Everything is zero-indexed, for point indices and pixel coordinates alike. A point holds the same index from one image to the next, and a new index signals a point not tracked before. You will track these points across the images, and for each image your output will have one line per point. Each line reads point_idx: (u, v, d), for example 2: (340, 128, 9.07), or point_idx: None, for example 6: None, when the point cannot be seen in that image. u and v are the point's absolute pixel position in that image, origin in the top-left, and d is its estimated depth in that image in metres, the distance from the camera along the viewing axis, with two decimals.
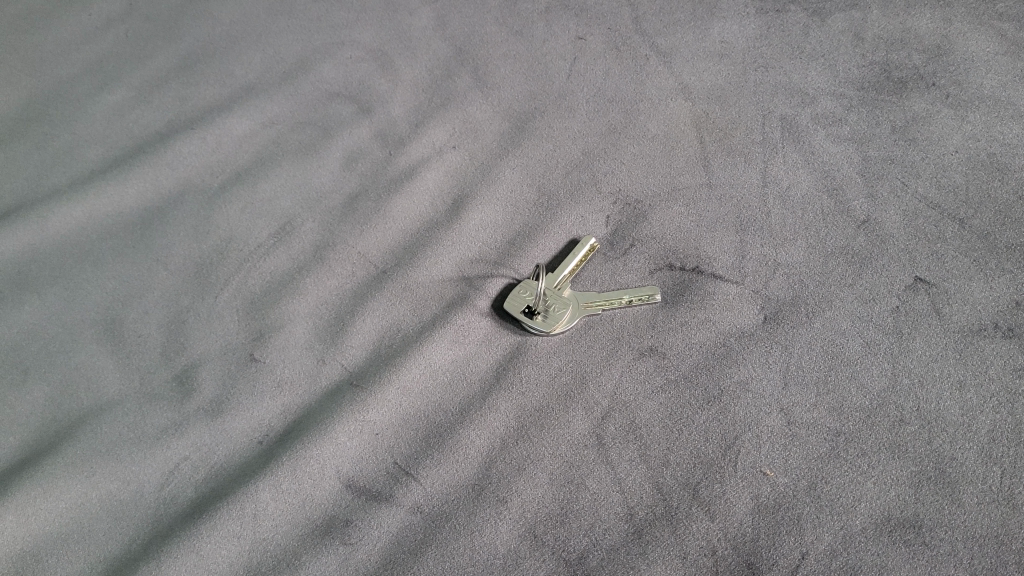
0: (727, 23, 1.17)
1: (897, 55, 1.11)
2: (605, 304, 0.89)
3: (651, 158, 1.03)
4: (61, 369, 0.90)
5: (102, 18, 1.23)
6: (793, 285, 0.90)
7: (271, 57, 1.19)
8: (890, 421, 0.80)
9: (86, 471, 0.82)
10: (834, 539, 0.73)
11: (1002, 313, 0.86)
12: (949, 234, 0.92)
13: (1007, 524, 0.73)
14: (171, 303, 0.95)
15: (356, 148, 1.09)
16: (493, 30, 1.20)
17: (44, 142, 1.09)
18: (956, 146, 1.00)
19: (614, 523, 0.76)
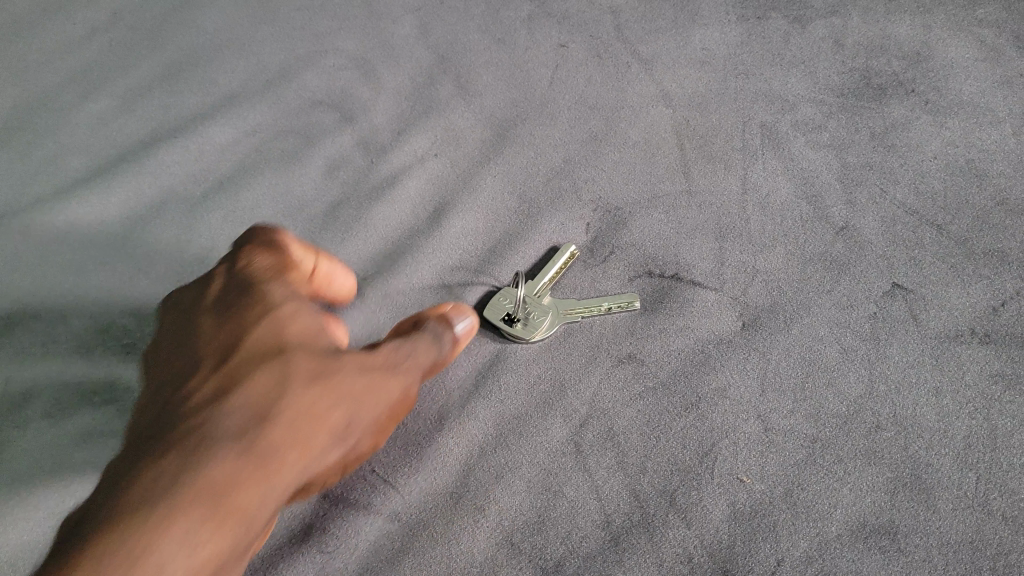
0: (708, 30, 1.17)
1: (876, 62, 1.11)
2: (592, 313, 0.90)
3: (632, 165, 1.03)
4: (39, 379, 0.90)
5: (86, 26, 1.23)
6: (772, 292, 0.90)
7: (254, 66, 1.19)
8: (866, 428, 0.80)
9: (65, 482, 0.83)
10: (810, 546, 0.73)
11: (979, 320, 0.87)
12: (927, 240, 0.93)
13: (981, 530, 0.74)
14: (151, 313, 0.96)
15: (339, 156, 1.09)
16: (476, 38, 1.20)
17: (28, 151, 1.09)
18: (934, 153, 1.01)
19: (591, 530, 0.76)
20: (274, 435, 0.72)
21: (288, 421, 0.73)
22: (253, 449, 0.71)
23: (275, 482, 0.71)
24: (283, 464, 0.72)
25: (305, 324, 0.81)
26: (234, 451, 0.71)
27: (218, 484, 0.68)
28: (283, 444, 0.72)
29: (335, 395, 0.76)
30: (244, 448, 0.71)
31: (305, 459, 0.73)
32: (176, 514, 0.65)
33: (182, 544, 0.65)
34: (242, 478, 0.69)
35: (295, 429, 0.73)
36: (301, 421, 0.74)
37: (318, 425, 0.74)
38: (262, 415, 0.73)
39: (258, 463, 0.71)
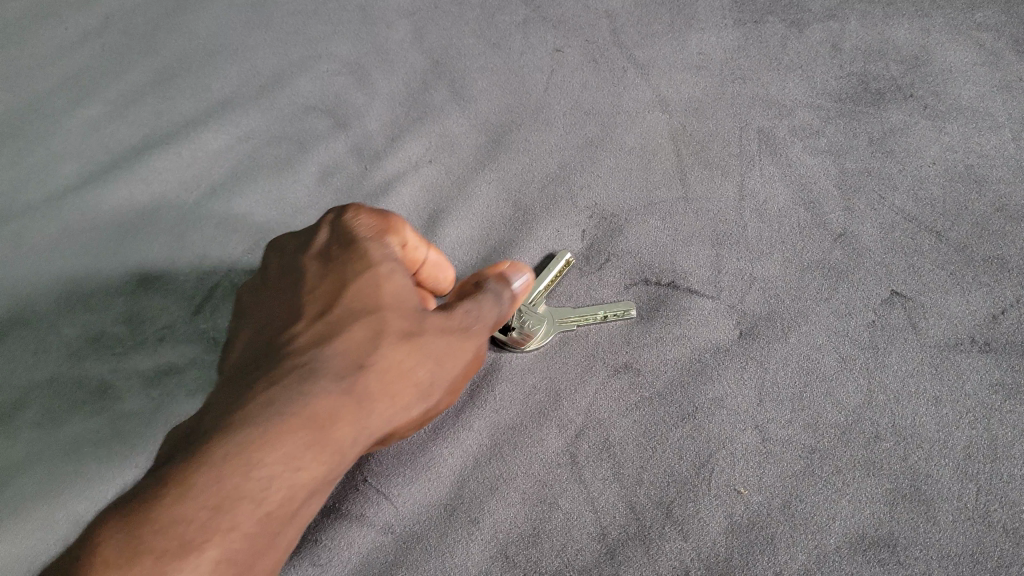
0: (705, 35, 1.16)
1: (874, 66, 1.10)
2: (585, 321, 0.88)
3: (628, 171, 1.02)
4: (30, 390, 0.89)
5: (78, 30, 1.22)
6: (769, 300, 0.89)
7: (247, 71, 1.18)
8: (865, 438, 0.79)
9: (56, 492, 0.82)
10: (808, 559, 0.73)
11: (979, 328, 0.86)
12: (926, 247, 0.92)
13: (982, 543, 0.73)
14: (143, 321, 0.95)
15: (332, 162, 1.08)
16: (471, 42, 1.19)
17: (19, 158, 1.08)
18: (933, 158, 1.00)
19: (587, 543, 0.75)
20: (372, 381, 0.68)
21: (385, 364, 0.69)
22: (353, 383, 0.67)
23: (371, 426, 0.68)
24: (380, 408, 0.68)
25: (401, 280, 0.76)
26: (334, 384, 0.67)
27: (315, 419, 0.65)
28: (381, 391, 0.69)
29: (430, 357, 0.72)
30: (343, 382, 0.67)
31: (396, 412, 0.70)
32: (275, 440, 0.63)
33: (280, 474, 0.62)
34: (342, 416, 0.66)
35: (396, 375, 0.70)
36: (401, 371, 0.70)
37: (411, 375, 0.70)
38: (360, 351, 0.69)
39: (357, 403, 0.67)
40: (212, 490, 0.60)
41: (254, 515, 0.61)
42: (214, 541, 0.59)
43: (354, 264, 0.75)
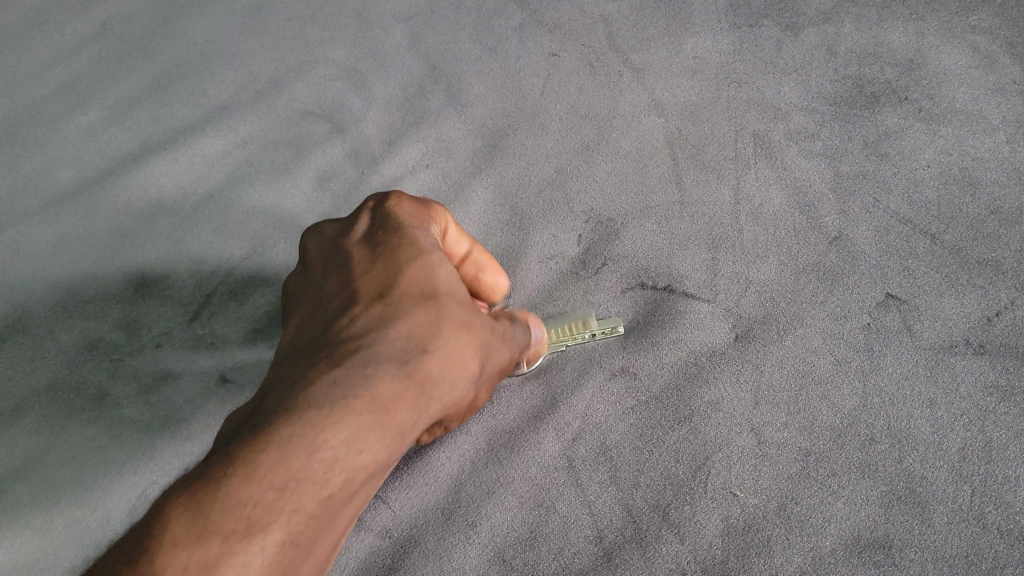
0: (700, 38, 1.16)
1: (870, 70, 1.10)
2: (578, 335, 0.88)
3: (624, 175, 1.03)
4: (29, 396, 0.90)
5: (76, 37, 1.22)
6: (765, 303, 0.90)
7: (245, 76, 1.18)
8: (860, 441, 0.79)
9: (54, 498, 0.82)
10: (804, 561, 0.73)
11: (974, 330, 0.86)
12: (921, 250, 0.92)
13: (978, 544, 0.73)
14: (141, 327, 0.95)
15: (329, 167, 1.09)
16: (468, 47, 1.19)
17: (18, 165, 1.08)
18: (928, 161, 1.00)
19: (584, 546, 0.75)
20: (433, 365, 0.63)
21: (445, 351, 0.64)
22: (416, 368, 0.62)
23: (426, 413, 0.63)
24: (435, 397, 0.63)
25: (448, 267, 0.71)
26: (399, 368, 0.61)
27: (383, 403, 0.59)
28: (439, 377, 0.64)
29: (478, 345, 0.67)
30: (407, 365, 0.62)
31: (447, 399, 0.65)
32: (341, 420, 0.57)
33: (348, 460, 0.57)
34: (404, 404, 0.61)
35: (451, 361, 0.64)
36: (455, 354, 0.65)
37: (466, 362, 0.66)
38: (419, 334, 0.64)
39: (421, 386, 0.62)
40: (282, 472, 0.53)
41: (317, 497, 0.55)
42: (281, 524, 0.53)
43: (404, 247, 0.70)
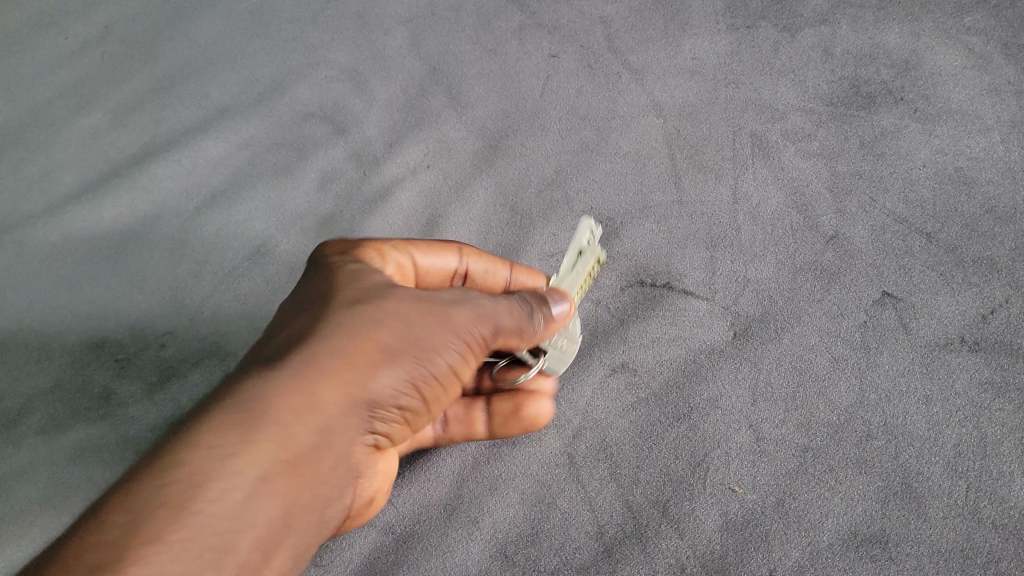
0: (698, 40, 1.17)
1: (866, 70, 1.11)
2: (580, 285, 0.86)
3: (623, 175, 1.04)
4: (35, 397, 0.91)
5: (79, 40, 1.23)
6: (763, 301, 0.91)
7: (246, 77, 1.19)
8: (857, 437, 0.80)
9: (62, 497, 0.83)
10: (802, 555, 0.74)
11: (968, 327, 0.87)
12: (917, 248, 0.93)
13: (972, 538, 0.74)
14: (145, 327, 0.96)
15: (330, 168, 1.10)
16: (467, 48, 1.20)
17: (22, 168, 1.10)
18: (924, 161, 1.01)
19: (584, 541, 0.77)
20: (329, 379, 0.63)
21: (351, 349, 0.65)
22: (297, 386, 0.62)
23: (343, 418, 0.64)
24: (351, 399, 0.64)
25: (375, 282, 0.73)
26: (264, 396, 0.61)
27: (255, 432, 0.59)
28: (346, 381, 0.64)
29: (410, 329, 0.68)
30: (289, 388, 0.62)
31: (356, 405, 0.65)
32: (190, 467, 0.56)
33: (250, 487, 0.57)
34: (262, 431, 0.59)
35: (370, 357, 0.66)
36: (375, 351, 0.66)
37: (391, 355, 0.67)
38: (296, 357, 0.64)
39: (303, 403, 0.62)
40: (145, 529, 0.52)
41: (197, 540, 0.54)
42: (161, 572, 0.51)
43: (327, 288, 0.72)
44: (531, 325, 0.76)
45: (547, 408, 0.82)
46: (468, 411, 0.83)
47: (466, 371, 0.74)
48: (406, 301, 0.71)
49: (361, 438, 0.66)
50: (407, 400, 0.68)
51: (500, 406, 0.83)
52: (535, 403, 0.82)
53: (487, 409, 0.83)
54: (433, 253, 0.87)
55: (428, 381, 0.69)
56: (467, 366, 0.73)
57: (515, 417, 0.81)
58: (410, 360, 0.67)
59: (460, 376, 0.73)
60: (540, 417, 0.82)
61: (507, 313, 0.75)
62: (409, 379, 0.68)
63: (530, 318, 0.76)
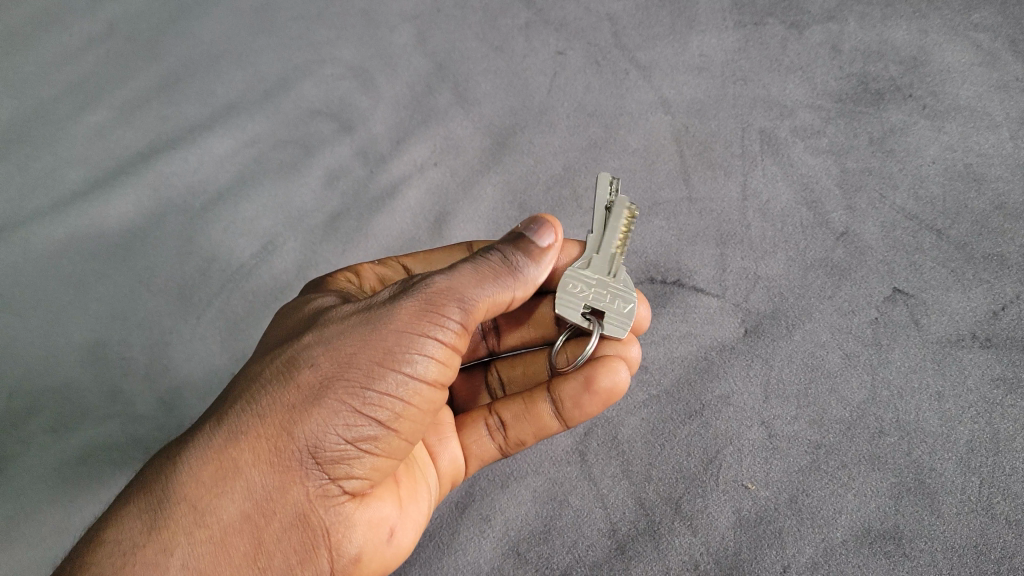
0: (706, 37, 1.16)
1: (874, 67, 1.10)
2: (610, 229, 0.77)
3: (631, 173, 1.04)
4: (42, 393, 0.90)
5: (84, 37, 1.22)
6: (773, 299, 0.91)
7: (252, 75, 1.19)
8: (869, 433, 0.80)
9: (71, 495, 0.83)
10: (816, 552, 0.74)
11: (980, 324, 0.86)
12: (927, 245, 0.93)
13: (986, 535, 0.73)
14: (152, 325, 0.97)
15: (338, 166, 1.10)
16: (474, 46, 1.20)
17: (27, 165, 1.09)
18: (933, 157, 1.00)
19: (597, 538, 0.76)
20: (253, 441, 0.61)
21: (270, 408, 0.62)
22: (213, 461, 0.61)
23: (273, 472, 0.61)
24: (280, 448, 0.61)
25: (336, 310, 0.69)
26: (184, 477, 0.60)
27: (165, 520, 0.59)
28: (266, 438, 0.61)
29: (338, 353, 0.63)
30: (206, 463, 0.61)
31: (291, 460, 0.61)
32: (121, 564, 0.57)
33: None
34: (179, 513, 0.59)
35: (289, 403, 0.62)
36: (296, 391, 0.62)
37: (320, 397, 0.62)
38: (213, 429, 0.63)
39: (214, 478, 0.60)
40: None
41: None
42: None
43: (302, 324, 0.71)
44: (510, 280, 0.69)
45: (625, 376, 0.75)
46: (531, 406, 0.78)
47: (443, 371, 0.66)
48: (345, 318, 0.66)
49: (324, 477, 0.62)
50: (364, 423, 0.62)
51: (563, 387, 0.76)
52: (608, 371, 0.74)
53: (552, 397, 0.77)
54: (436, 256, 0.89)
55: (382, 400, 0.62)
56: (446, 361, 0.66)
57: (588, 391, 0.75)
58: (343, 384, 0.62)
59: (436, 379, 0.66)
60: (615, 389, 0.75)
61: (471, 286, 0.66)
62: (351, 404, 0.62)
63: (501, 281, 0.68)
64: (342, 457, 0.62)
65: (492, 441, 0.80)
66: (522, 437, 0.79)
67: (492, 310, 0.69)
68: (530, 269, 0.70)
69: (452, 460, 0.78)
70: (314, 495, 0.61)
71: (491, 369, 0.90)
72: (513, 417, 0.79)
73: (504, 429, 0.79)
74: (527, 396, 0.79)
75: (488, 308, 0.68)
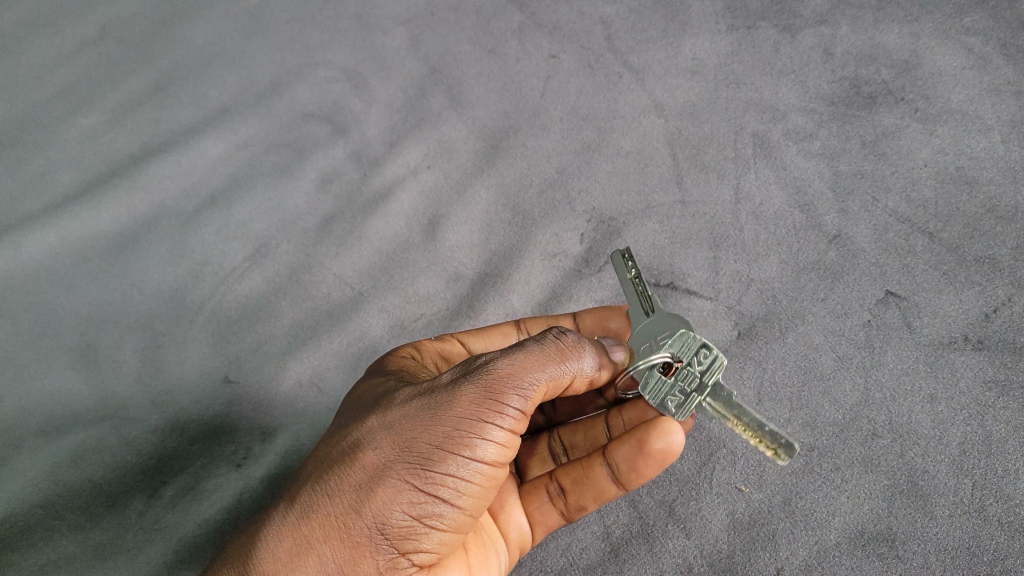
0: (699, 40, 1.16)
1: (866, 70, 1.09)
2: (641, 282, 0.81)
3: (625, 176, 1.05)
4: (33, 396, 0.90)
5: (75, 40, 1.22)
6: (766, 301, 0.91)
7: (245, 78, 1.18)
8: (863, 435, 0.80)
9: (62, 497, 0.83)
10: (809, 554, 0.74)
11: (972, 326, 0.86)
12: (919, 248, 0.92)
13: (979, 537, 0.73)
14: (145, 328, 0.97)
15: (332, 169, 1.10)
16: (468, 49, 1.20)
17: (18, 168, 1.08)
18: (924, 161, 1.00)
19: (592, 541, 0.78)
20: (325, 517, 0.62)
21: (339, 486, 0.63)
22: (288, 537, 0.62)
23: (344, 547, 0.62)
24: (350, 526, 0.62)
25: (399, 388, 0.70)
26: (261, 552, 0.62)
27: None
28: (336, 516, 0.62)
29: (403, 437, 0.64)
30: (282, 539, 0.62)
31: (363, 536, 0.62)
32: None
33: None
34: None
35: (357, 484, 0.63)
36: (362, 473, 0.63)
37: (387, 476, 0.63)
38: (286, 508, 0.64)
39: (289, 555, 0.61)
40: None
41: None
42: None
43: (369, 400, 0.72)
44: (573, 366, 0.69)
45: (680, 436, 0.71)
46: (589, 471, 0.75)
47: (505, 453, 0.66)
48: (407, 402, 0.67)
49: (392, 551, 0.63)
50: (429, 502, 0.63)
51: (619, 450, 0.72)
52: (660, 433, 0.70)
53: (609, 462, 0.73)
54: (490, 335, 0.88)
55: (448, 481, 0.63)
56: (508, 444, 0.66)
57: (642, 454, 0.71)
58: (407, 465, 0.63)
59: (502, 459, 0.66)
60: (671, 450, 0.71)
61: (528, 370, 0.67)
62: (415, 484, 0.63)
63: (556, 365, 0.68)
64: (409, 533, 0.63)
65: (553, 509, 0.77)
66: (582, 502, 0.75)
67: (549, 393, 0.69)
68: (584, 357, 0.71)
69: (519, 529, 0.76)
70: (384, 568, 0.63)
71: (554, 436, 0.86)
72: (574, 482, 0.76)
73: (564, 494, 0.76)
74: (585, 461, 0.76)
75: (546, 391, 0.68)
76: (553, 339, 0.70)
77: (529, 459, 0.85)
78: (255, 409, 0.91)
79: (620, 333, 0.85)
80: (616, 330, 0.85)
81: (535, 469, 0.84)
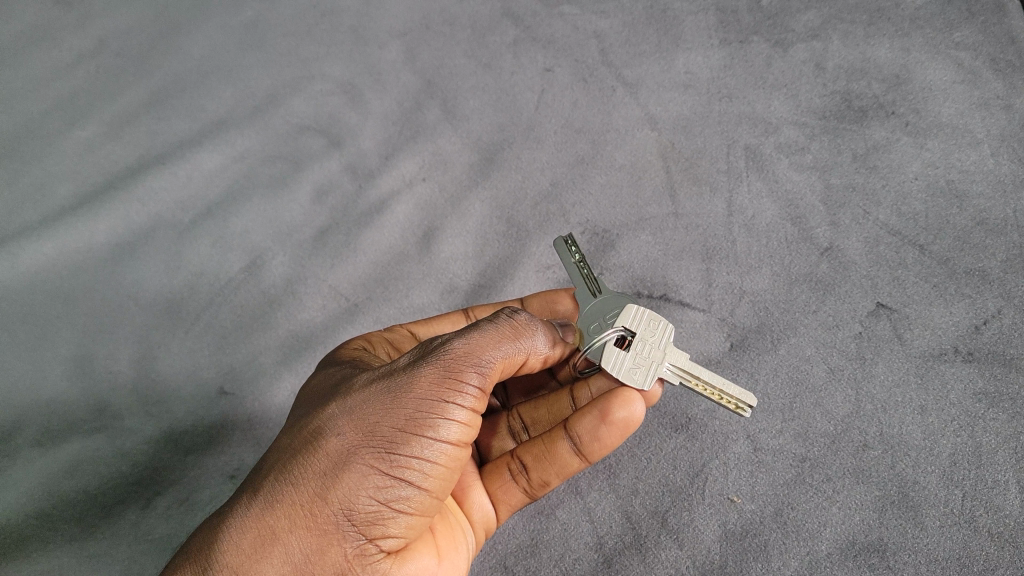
0: (692, 54, 1.17)
1: (858, 84, 1.10)
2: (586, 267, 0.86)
3: (618, 188, 1.06)
4: (28, 407, 0.90)
5: (73, 53, 1.22)
6: (758, 313, 0.92)
7: (241, 91, 1.19)
8: (854, 447, 0.80)
9: (56, 508, 0.83)
10: (801, 565, 0.74)
11: (962, 338, 0.86)
12: (910, 260, 0.93)
13: (969, 546, 0.73)
14: (140, 339, 0.97)
15: (327, 181, 1.11)
16: (462, 62, 1.21)
17: (15, 179, 1.09)
18: (915, 174, 1.00)
19: (584, 552, 0.79)
20: (289, 506, 0.62)
21: (301, 476, 0.63)
22: (253, 529, 0.62)
23: (311, 536, 0.62)
24: (316, 514, 0.62)
25: (355, 377, 0.71)
26: (226, 545, 0.61)
27: None
28: (301, 506, 0.62)
29: (364, 421, 0.65)
30: (246, 532, 0.62)
31: (329, 524, 0.62)
32: None
33: None
34: None
35: (321, 471, 0.63)
36: (327, 460, 0.64)
37: (351, 461, 0.63)
38: (249, 501, 0.64)
39: (255, 546, 0.61)
40: None
41: None
42: None
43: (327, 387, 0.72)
44: (525, 345, 0.72)
45: (640, 407, 0.73)
46: (551, 446, 0.75)
47: (468, 434, 0.67)
48: (367, 387, 0.68)
49: (361, 538, 0.62)
50: (395, 484, 0.63)
51: (579, 423, 0.73)
52: (622, 402, 0.72)
53: (570, 434, 0.74)
54: (439, 323, 0.90)
55: (412, 462, 0.63)
56: (470, 424, 0.67)
57: (604, 424, 0.72)
58: (371, 449, 0.64)
59: (464, 440, 0.67)
60: (631, 420, 0.72)
61: (484, 350, 0.69)
62: (380, 467, 0.63)
63: (511, 343, 0.71)
64: (376, 519, 0.63)
65: (518, 487, 0.77)
66: (544, 478, 0.75)
67: (506, 372, 0.71)
68: (538, 335, 0.73)
69: (483, 511, 0.77)
70: (353, 556, 0.62)
71: (513, 415, 0.87)
72: (535, 459, 0.76)
73: (526, 471, 0.76)
74: (547, 437, 0.76)
75: (503, 368, 0.70)
76: (506, 319, 0.73)
77: (490, 440, 0.86)
78: (250, 419, 0.92)
79: (569, 313, 0.87)
80: (565, 310, 0.87)
81: (496, 448, 0.86)
